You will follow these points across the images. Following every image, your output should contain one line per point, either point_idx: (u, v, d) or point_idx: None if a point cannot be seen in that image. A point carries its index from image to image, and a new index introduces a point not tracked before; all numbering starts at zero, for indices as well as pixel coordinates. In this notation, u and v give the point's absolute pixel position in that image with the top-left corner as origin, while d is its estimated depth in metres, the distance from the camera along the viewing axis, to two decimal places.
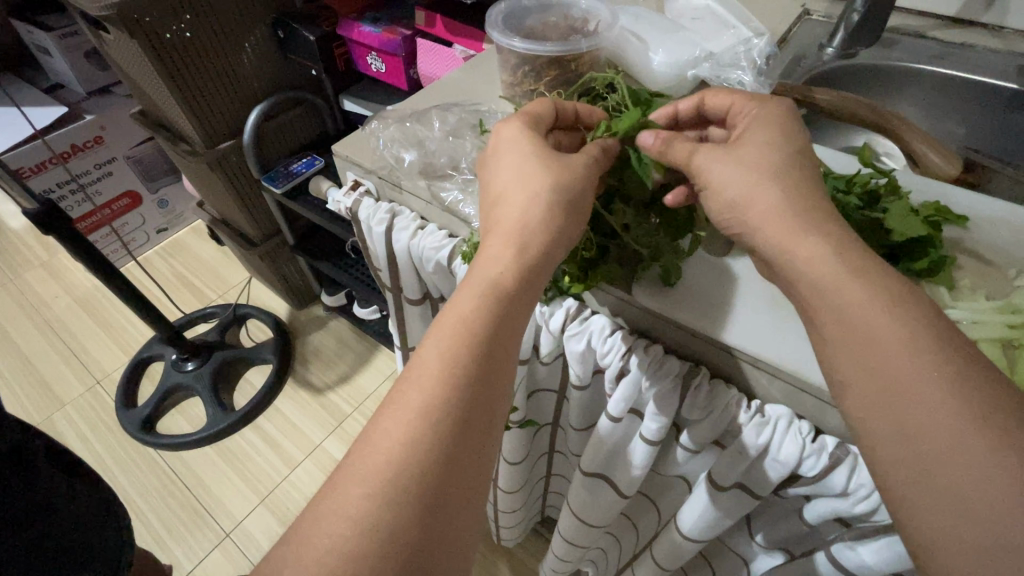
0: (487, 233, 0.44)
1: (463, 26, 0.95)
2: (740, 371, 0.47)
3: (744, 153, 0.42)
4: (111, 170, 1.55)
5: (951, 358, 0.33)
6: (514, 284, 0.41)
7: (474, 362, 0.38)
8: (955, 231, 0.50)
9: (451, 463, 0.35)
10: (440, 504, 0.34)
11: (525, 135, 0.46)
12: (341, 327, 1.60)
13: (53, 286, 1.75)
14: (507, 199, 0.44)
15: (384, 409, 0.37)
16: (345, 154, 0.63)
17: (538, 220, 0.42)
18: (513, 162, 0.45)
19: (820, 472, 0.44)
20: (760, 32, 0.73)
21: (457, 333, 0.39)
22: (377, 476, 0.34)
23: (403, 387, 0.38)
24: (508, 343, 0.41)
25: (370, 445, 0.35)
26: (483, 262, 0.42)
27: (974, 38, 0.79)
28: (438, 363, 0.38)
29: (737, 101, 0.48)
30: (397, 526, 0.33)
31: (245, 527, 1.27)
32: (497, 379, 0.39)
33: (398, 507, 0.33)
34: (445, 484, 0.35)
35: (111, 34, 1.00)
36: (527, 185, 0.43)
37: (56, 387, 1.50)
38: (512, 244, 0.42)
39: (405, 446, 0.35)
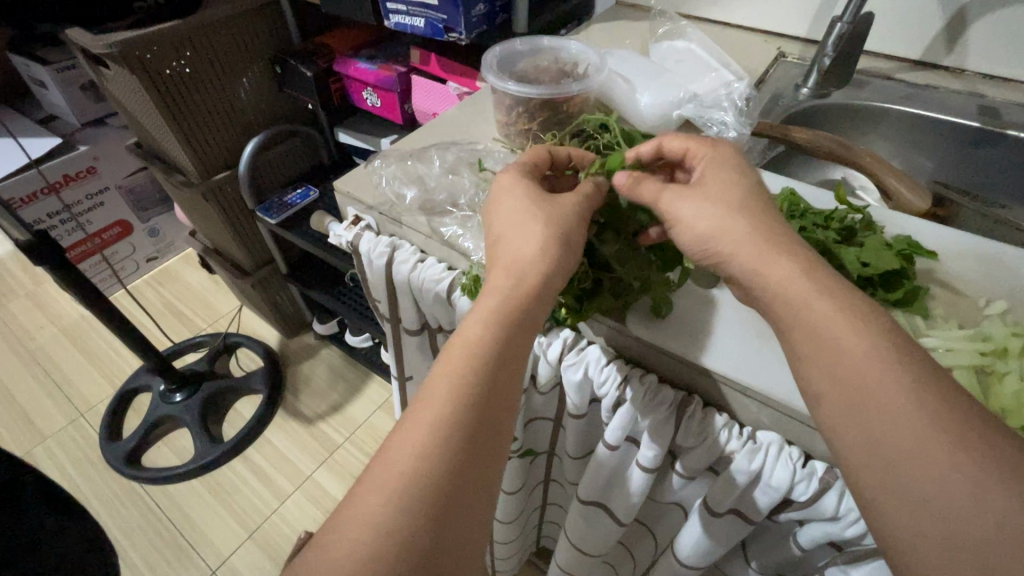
0: (490, 263, 0.46)
1: (457, 65, 0.99)
2: (732, 399, 0.49)
3: (709, 193, 0.45)
4: (103, 200, 1.56)
5: (927, 382, 0.35)
6: (518, 309, 0.43)
7: (485, 377, 0.40)
8: (926, 263, 0.53)
9: (461, 479, 0.36)
10: (452, 514, 0.36)
11: (522, 175, 0.50)
12: (332, 356, 1.59)
13: (39, 316, 1.72)
14: (509, 230, 0.46)
15: (398, 426, 0.38)
16: (346, 191, 0.65)
17: (538, 249, 0.44)
18: (510, 202, 0.48)
19: (812, 497, 0.45)
20: (740, 74, 0.77)
21: (469, 350, 0.41)
22: (392, 487, 0.35)
23: (414, 407, 0.39)
24: (514, 365, 0.42)
25: (383, 461, 0.36)
26: (488, 288, 0.44)
27: (937, 80, 0.84)
28: (449, 381, 0.39)
29: (693, 146, 0.50)
30: (410, 538, 0.34)
31: (231, 563, 1.24)
32: (506, 395, 0.41)
33: (413, 516, 0.34)
34: (455, 499, 0.36)
35: (111, 70, 1.02)
36: (529, 214, 0.46)
37: (38, 420, 1.47)
38: (514, 272, 0.44)
39: (420, 456, 0.36)
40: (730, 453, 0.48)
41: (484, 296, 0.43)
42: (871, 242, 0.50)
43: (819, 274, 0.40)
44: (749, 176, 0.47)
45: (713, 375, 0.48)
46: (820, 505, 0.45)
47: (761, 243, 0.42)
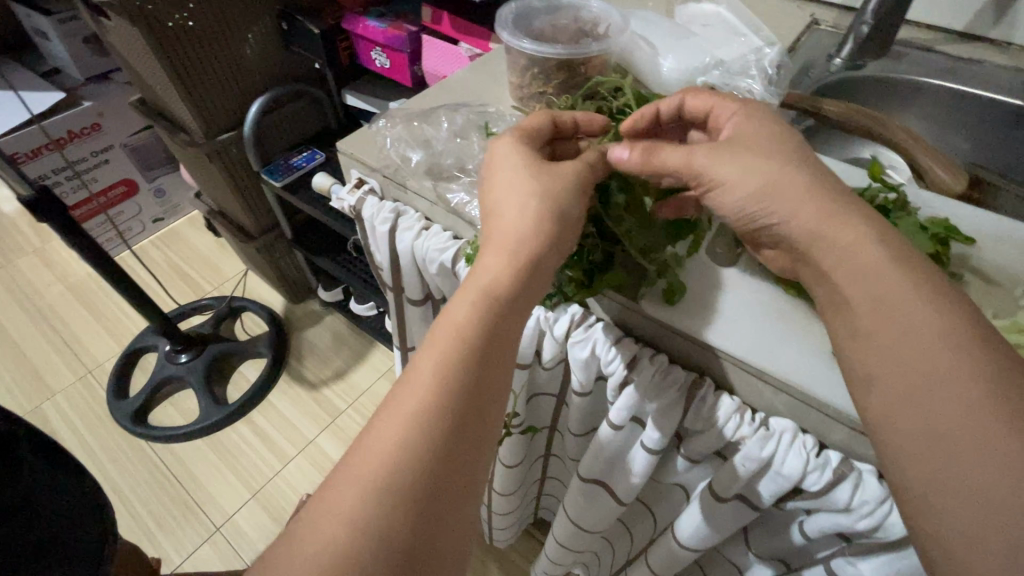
0: (483, 241, 0.44)
1: (471, 25, 0.94)
2: (744, 383, 0.47)
3: (748, 149, 0.42)
4: (108, 158, 1.53)
5: (972, 380, 0.33)
6: (507, 292, 0.41)
7: (466, 368, 0.38)
8: (961, 249, 0.50)
9: (443, 471, 0.35)
10: (432, 506, 0.35)
11: (517, 147, 0.46)
12: (337, 323, 1.59)
13: (46, 273, 1.72)
14: (502, 211, 0.44)
15: (377, 416, 0.37)
16: (350, 152, 0.62)
17: (535, 231, 0.42)
18: (509, 171, 0.45)
19: (824, 488, 0.43)
20: (771, 41, 0.72)
21: (450, 339, 0.39)
22: (369, 479, 0.34)
23: (396, 393, 0.38)
24: (502, 352, 0.40)
25: (363, 451, 0.35)
26: (477, 268, 0.42)
27: (981, 53, 0.79)
28: (430, 370, 0.38)
29: (719, 104, 0.47)
30: (390, 531, 0.33)
31: (235, 521, 1.26)
32: (491, 384, 0.39)
33: (389, 511, 0.33)
34: (437, 490, 0.35)
35: (111, 21, 0.99)
36: (517, 194, 0.43)
37: (47, 376, 1.49)
38: (509, 253, 0.42)
39: (398, 448, 0.35)
40: (739, 439, 0.46)
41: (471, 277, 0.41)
42: (901, 222, 0.46)
43: (852, 261, 0.38)
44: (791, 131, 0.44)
45: (725, 356, 0.46)
46: (831, 496, 0.44)
47: (802, 221, 0.40)
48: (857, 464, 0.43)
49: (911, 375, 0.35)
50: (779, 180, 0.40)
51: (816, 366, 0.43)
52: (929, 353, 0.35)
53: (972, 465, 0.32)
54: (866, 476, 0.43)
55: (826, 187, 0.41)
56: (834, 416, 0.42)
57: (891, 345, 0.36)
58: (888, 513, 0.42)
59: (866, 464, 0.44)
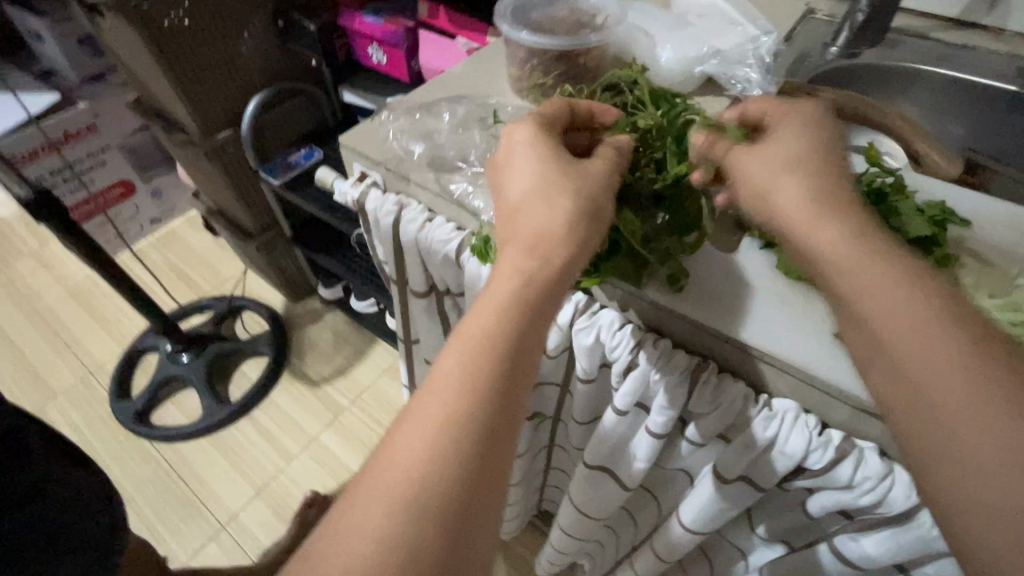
0: (505, 242, 0.44)
1: (468, 20, 0.95)
2: (747, 365, 0.48)
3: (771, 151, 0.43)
4: (105, 159, 1.53)
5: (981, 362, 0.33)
6: (537, 292, 0.41)
7: (495, 374, 0.38)
8: (957, 232, 0.51)
9: (476, 471, 0.36)
10: (465, 515, 0.35)
11: (537, 142, 0.47)
12: (338, 320, 1.59)
13: (45, 276, 1.72)
14: (525, 212, 0.44)
15: (405, 425, 0.37)
16: (352, 145, 0.62)
17: (561, 232, 0.42)
18: (535, 168, 0.45)
19: (826, 466, 0.44)
20: (767, 30, 0.73)
21: (477, 346, 0.39)
22: (400, 488, 0.34)
23: (424, 400, 0.38)
24: (532, 351, 0.40)
25: (395, 453, 0.36)
26: (504, 269, 0.42)
27: (974, 40, 0.80)
28: (458, 378, 0.38)
29: (771, 107, 0.46)
30: (425, 540, 0.33)
31: (241, 518, 1.27)
32: (518, 389, 0.39)
33: (423, 520, 0.34)
34: (470, 498, 0.35)
35: (107, 20, 0.98)
36: (541, 197, 0.44)
37: (49, 378, 1.49)
38: (534, 257, 0.42)
39: (429, 458, 0.35)
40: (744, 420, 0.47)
41: (497, 281, 0.41)
42: (902, 207, 0.47)
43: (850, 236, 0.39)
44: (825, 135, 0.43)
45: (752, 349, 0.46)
46: (832, 474, 0.45)
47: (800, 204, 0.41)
48: (858, 441, 0.44)
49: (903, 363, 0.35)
50: (781, 181, 0.41)
51: (816, 346, 0.44)
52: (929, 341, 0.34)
53: (969, 453, 0.32)
54: (866, 453, 0.44)
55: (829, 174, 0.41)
56: (835, 394, 0.43)
57: (891, 332, 0.36)
58: (890, 488, 0.43)
59: (868, 441, 0.45)
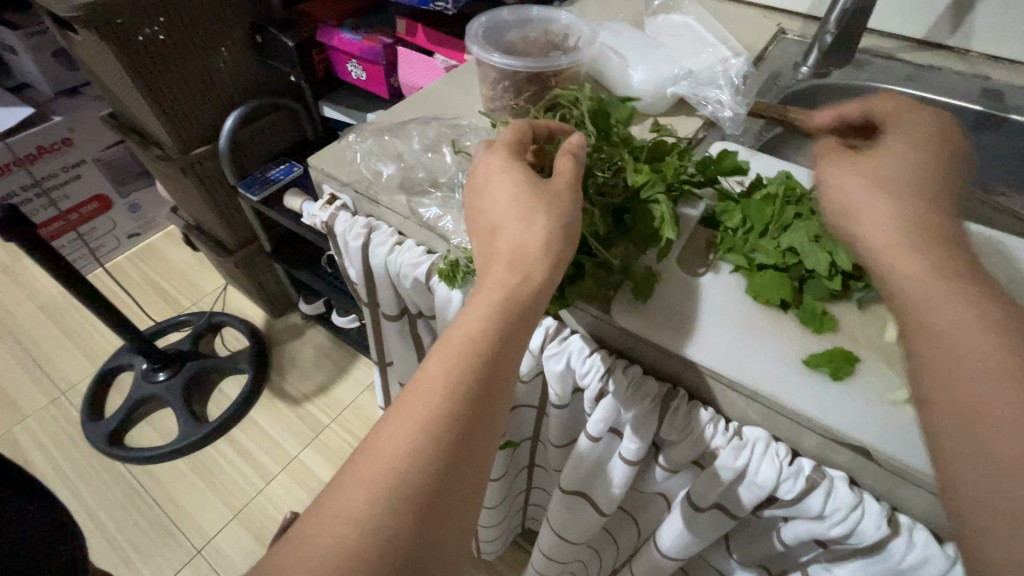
0: (490, 254, 0.42)
1: (445, 37, 0.95)
2: (718, 393, 0.47)
3: (880, 179, 0.44)
4: (79, 173, 1.50)
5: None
6: (519, 308, 0.40)
7: (476, 379, 0.37)
8: None
9: (442, 488, 0.35)
10: (436, 513, 0.35)
11: (512, 161, 0.45)
12: (319, 336, 1.57)
13: (15, 292, 1.68)
14: (507, 220, 0.42)
15: (383, 423, 0.36)
16: (320, 167, 0.61)
17: (546, 249, 0.41)
18: (511, 187, 0.43)
19: (798, 497, 0.43)
20: (739, 51, 0.73)
21: (462, 349, 0.38)
22: (376, 483, 0.34)
23: (404, 399, 0.37)
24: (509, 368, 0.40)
25: (358, 469, 0.35)
26: (486, 283, 0.41)
27: (940, 60, 0.81)
28: (440, 380, 0.37)
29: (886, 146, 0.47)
30: (396, 535, 0.33)
31: (217, 543, 1.23)
32: (497, 397, 0.39)
33: (396, 516, 0.33)
34: (442, 498, 0.35)
35: (79, 35, 0.97)
36: (523, 208, 0.42)
37: (18, 399, 1.44)
38: (518, 268, 0.40)
39: (406, 455, 0.35)
40: (714, 449, 0.46)
41: (484, 287, 0.40)
42: None
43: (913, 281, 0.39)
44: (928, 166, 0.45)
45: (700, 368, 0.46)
46: (804, 503, 0.44)
47: None
48: (829, 471, 0.44)
49: (959, 384, 0.34)
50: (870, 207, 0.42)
51: (784, 373, 0.44)
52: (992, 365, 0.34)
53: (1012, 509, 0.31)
54: (837, 483, 0.43)
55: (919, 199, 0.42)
56: (804, 423, 0.43)
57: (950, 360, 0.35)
58: (860, 521, 0.42)
59: (838, 470, 0.45)
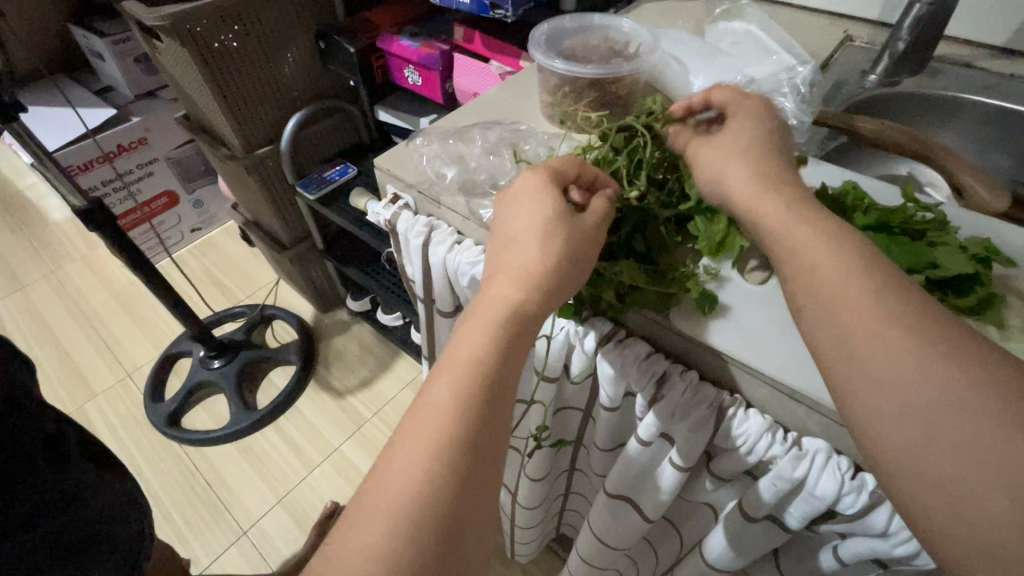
0: (496, 277, 0.43)
1: (502, 44, 0.97)
2: (777, 403, 0.46)
3: (728, 138, 0.47)
4: (153, 170, 1.61)
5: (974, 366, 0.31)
6: (526, 318, 0.41)
7: (484, 397, 0.37)
8: (1001, 271, 0.49)
9: (464, 498, 0.35)
10: (453, 539, 0.34)
11: (539, 188, 0.46)
12: (364, 332, 1.62)
13: (92, 279, 1.81)
14: (517, 244, 0.43)
15: (392, 448, 0.36)
16: (386, 168, 0.64)
17: (563, 269, 0.43)
18: (536, 216, 0.45)
19: (860, 511, 0.42)
20: (803, 59, 0.72)
21: (468, 368, 0.38)
22: (390, 512, 0.33)
23: (412, 423, 0.37)
24: (518, 374, 0.40)
25: (380, 483, 0.35)
26: (490, 303, 0.41)
27: (1022, 69, 0.77)
28: (448, 400, 0.37)
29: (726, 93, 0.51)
30: (414, 564, 0.32)
31: (261, 525, 1.29)
32: (503, 413, 0.38)
33: (414, 543, 0.32)
34: (459, 523, 0.34)
35: (163, 42, 1.05)
36: (537, 233, 0.43)
37: (90, 378, 1.55)
38: (525, 289, 0.41)
39: (418, 480, 0.34)
40: (771, 459, 0.45)
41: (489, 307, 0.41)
42: (941, 243, 0.46)
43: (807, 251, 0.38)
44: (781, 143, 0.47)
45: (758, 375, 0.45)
46: (866, 518, 0.43)
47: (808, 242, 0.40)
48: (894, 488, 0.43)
49: (865, 369, 0.34)
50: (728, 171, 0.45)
51: None
52: (892, 347, 0.33)
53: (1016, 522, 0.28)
54: None
55: (774, 179, 0.43)
56: None
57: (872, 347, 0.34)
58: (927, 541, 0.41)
59: None
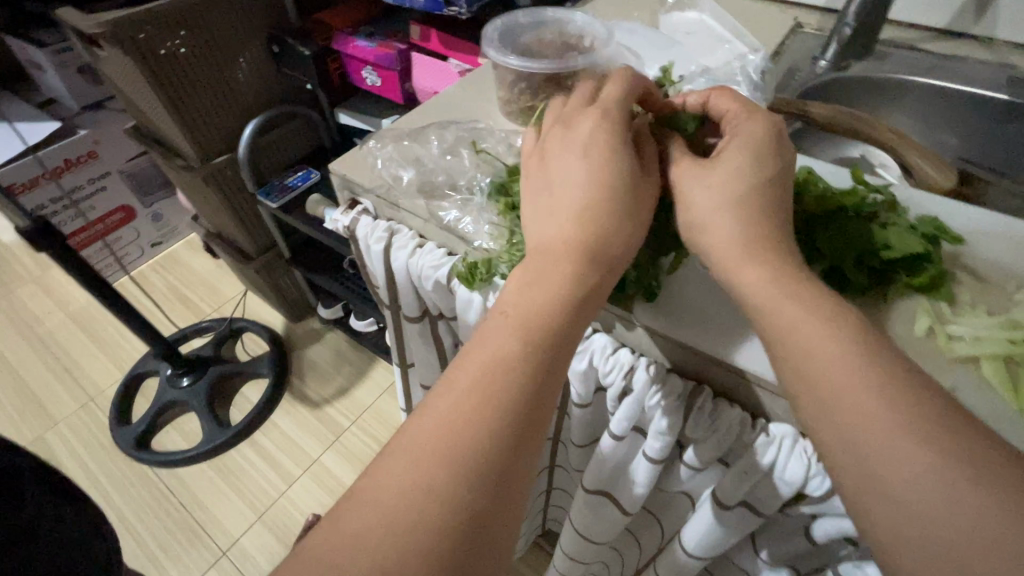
0: (540, 237, 0.43)
1: (459, 41, 0.95)
2: (741, 389, 0.47)
3: (720, 176, 0.42)
4: (105, 185, 1.55)
5: (897, 371, 0.34)
6: (573, 280, 0.40)
7: (531, 364, 0.37)
8: (951, 247, 0.50)
9: (501, 464, 0.34)
10: (490, 499, 0.33)
11: (585, 131, 0.45)
12: (338, 340, 1.58)
13: (46, 301, 1.73)
14: (555, 199, 0.44)
15: (434, 400, 0.36)
16: (341, 172, 0.62)
17: (608, 241, 0.41)
18: (573, 163, 0.44)
19: (825, 491, 0.43)
20: (755, 47, 0.73)
21: (518, 331, 0.38)
22: (428, 459, 0.34)
23: (457, 376, 0.37)
24: (567, 346, 0.39)
25: (420, 433, 0.35)
26: (539, 266, 0.41)
27: (964, 50, 0.80)
28: (494, 362, 0.37)
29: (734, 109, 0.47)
30: (448, 515, 0.32)
31: (242, 544, 1.25)
32: (551, 384, 0.38)
33: (451, 497, 0.32)
34: (495, 484, 0.34)
35: (104, 50, 1.00)
36: (581, 185, 0.43)
37: (50, 404, 1.48)
38: (571, 250, 0.41)
39: (457, 434, 0.34)
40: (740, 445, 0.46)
41: (539, 270, 0.41)
42: (892, 224, 0.46)
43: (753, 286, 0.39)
44: (783, 165, 0.43)
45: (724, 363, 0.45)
46: (833, 499, 0.44)
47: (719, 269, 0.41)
48: None
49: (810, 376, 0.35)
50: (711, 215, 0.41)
51: None
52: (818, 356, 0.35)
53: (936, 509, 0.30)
54: None
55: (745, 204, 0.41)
56: None
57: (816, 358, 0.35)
58: None
59: None
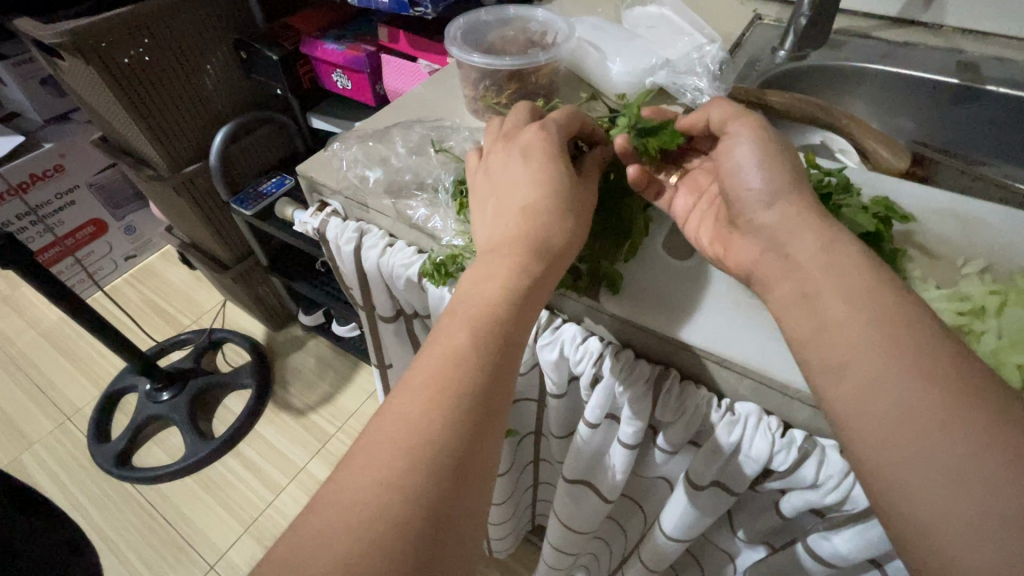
0: (494, 239, 0.45)
1: (427, 42, 0.96)
2: (707, 370, 0.48)
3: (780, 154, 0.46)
4: (73, 199, 1.51)
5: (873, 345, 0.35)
6: (521, 277, 0.42)
7: (485, 357, 0.39)
8: (903, 226, 0.52)
9: (463, 454, 0.35)
10: (453, 489, 0.34)
11: (529, 140, 0.48)
12: (320, 346, 1.57)
13: (16, 321, 1.68)
14: (508, 202, 0.46)
15: (394, 399, 0.37)
16: (309, 176, 0.62)
17: (554, 238, 0.44)
18: (522, 168, 0.46)
19: (790, 466, 0.45)
20: (714, 38, 0.74)
21: (471, 327, 0.40)
22: (390, 454, 0.34)
23: (416, 375, 0.38)
24: (518, 339, 0.41)
25: (381, 432, 0.36)
26: (490, 264, 0.43)
27: (915, 37, 0.83)
28: (450, 357, 0.38)
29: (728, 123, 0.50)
30: (412, 508, 0.33)
31: (230, 557, 1.24)
32: (506, 376, 0.39)
33: (415, 490, 0.33)
34: (459, 474, 0.35)
35: (65, 60, 0.97)
36: (529, 188, 0.45)
37: (24, 426, 1.45)
38: (521, 249, 0.43)
39: (418, 428, 0.35)
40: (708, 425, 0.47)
41: (490, 269, 0.42)
42: (846, 205, 0.48)
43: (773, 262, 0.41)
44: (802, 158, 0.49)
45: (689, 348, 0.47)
46: (798, 474, 0.45)
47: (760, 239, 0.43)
48: (820, 441, 0.45)
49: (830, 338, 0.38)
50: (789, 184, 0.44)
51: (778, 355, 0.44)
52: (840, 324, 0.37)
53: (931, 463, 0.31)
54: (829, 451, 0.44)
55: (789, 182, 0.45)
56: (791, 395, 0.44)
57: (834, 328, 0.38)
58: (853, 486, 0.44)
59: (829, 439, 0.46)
